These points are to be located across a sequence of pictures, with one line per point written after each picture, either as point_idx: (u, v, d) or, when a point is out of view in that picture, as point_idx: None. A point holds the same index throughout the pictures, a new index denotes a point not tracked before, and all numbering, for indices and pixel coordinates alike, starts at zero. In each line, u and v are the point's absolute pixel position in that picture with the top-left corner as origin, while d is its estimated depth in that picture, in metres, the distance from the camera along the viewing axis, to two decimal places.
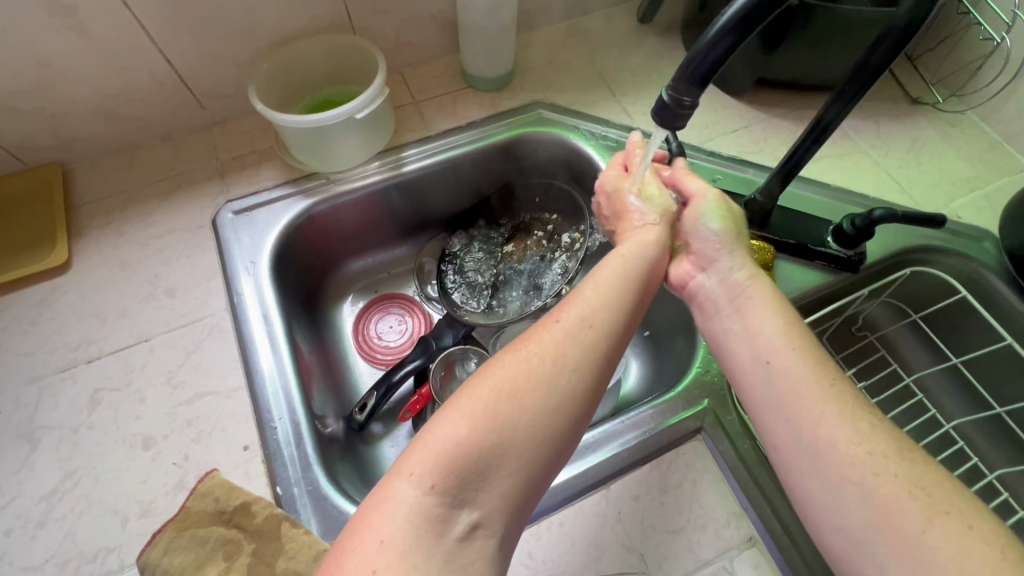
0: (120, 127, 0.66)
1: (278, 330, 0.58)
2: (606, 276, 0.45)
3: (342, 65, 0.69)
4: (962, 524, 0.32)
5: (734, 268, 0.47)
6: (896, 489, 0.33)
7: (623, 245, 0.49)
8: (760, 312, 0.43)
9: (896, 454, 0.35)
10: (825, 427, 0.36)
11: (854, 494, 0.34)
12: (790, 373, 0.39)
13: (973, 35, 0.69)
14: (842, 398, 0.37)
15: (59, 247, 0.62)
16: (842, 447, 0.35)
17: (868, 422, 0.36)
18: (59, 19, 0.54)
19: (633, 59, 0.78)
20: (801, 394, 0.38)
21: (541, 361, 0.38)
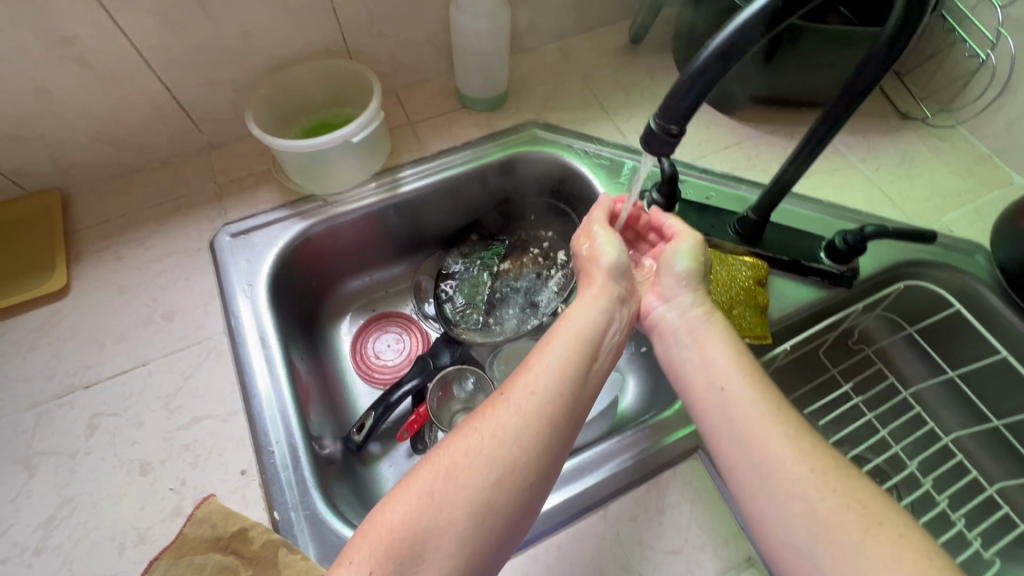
0: (119, 152, 0.67)
1: (275, 353, 0.58)
2: (555, 342, 0.46)
3: (338, 88, 0.70)
4: (895, 533, 0.34)
5: (693, 304, 0.51)
6: (836, 503, 0.36)
7: (581, 305, 0.50)
8: (715, 344, 0.47)
9: (834, 470, 0.37)
10: (772, 445, 0.39)
11: (799, 510, 0.36)
12: (738, 399, 0.42)
13: (958, 52, 0.70)
14: (788, 418, 0.41)
15: (58, 272, 0.62)
16: (785, 465, 0.38)
17: (809, 440, 0.39)
18: (60, 50, 0.55)
19: (626, 78, 0.79)
20: (749, 415, 0.41)
21: (482, 437, 0.40)
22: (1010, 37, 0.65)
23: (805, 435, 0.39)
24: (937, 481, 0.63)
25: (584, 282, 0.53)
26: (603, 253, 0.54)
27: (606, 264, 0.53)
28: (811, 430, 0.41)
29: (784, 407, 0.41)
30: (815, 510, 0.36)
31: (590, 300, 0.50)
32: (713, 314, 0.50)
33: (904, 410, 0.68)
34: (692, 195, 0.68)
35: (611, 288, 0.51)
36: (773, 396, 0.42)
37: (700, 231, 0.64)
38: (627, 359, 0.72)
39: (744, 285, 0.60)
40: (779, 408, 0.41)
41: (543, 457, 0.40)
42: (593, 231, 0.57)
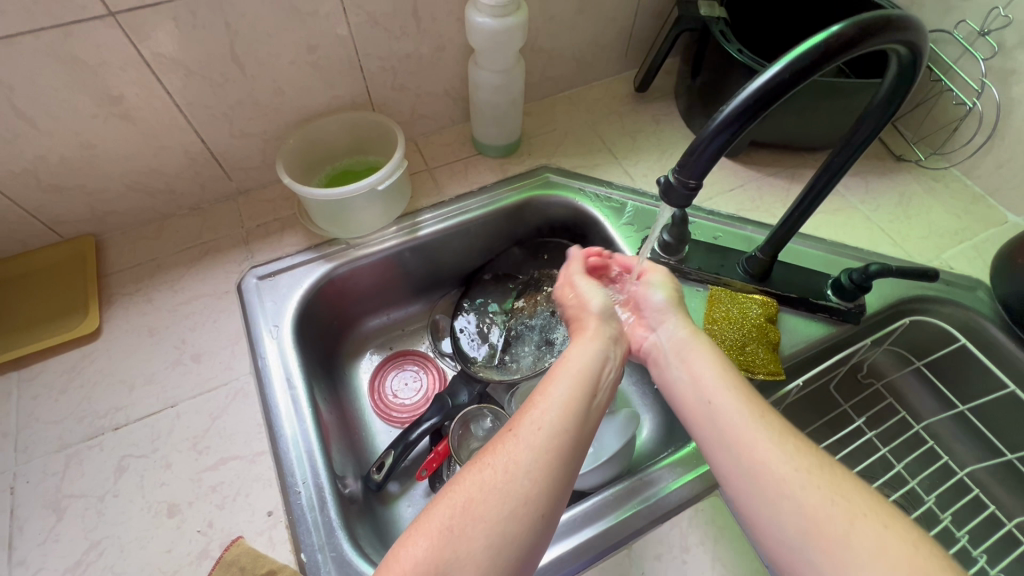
0: (151, 199, 0.70)
1: (300, 393, 0.60)
2: (557, 380, 0.48)
3: (361, 138, 0.74)
4: (880, 524, 0.35)
5: (675, 325, 0.54)
6: (821, 499, 0.37)
7: (578, 345, 0.52)
8: (700, 361, 0.50)
9: (817, 468, 0.39)
10: (759, 448, 0.41)
11: (787, 508, 0.38)
12: (724, 407, 0.45)
13: (946, 100, 0.74)
14: (776, 424, 0.42)
15: (90, 316, 0.64)
16: (771, 468, 0.39)
17: (793, 443, 0.41)
18: (107, 107, 0.59)
19: (632, 124, 0.84)
20: (736, 423, 0.43)
21: (496, 471, 0.41)
22: (994, 87, 0.69)
23: (790, 437, 0.41)
24: (955, 516, 0.63)
25: (573, 328, 0.56)
26: (589, 301, 0.57)
27: (594, 309, 0.57)
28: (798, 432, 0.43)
29: (769, 416, 0.43)
30: (799, 505, 0.37)
31: (583, 342, 0.53)
32: (697, 334, 0.53)
33: (916, 443, 0.69)
34: (701, 236, 0.71)
35: (602, 330, 0.54)
36: (758, 406, 0.44)
37: (710, 271, 0.66)
38: (642, 396, 0.74)
39: (755, 321, 0.62)
40: (765, 416, 0.43)
41: (553, 488, 0.41)
42: (575, 281, 0.61)
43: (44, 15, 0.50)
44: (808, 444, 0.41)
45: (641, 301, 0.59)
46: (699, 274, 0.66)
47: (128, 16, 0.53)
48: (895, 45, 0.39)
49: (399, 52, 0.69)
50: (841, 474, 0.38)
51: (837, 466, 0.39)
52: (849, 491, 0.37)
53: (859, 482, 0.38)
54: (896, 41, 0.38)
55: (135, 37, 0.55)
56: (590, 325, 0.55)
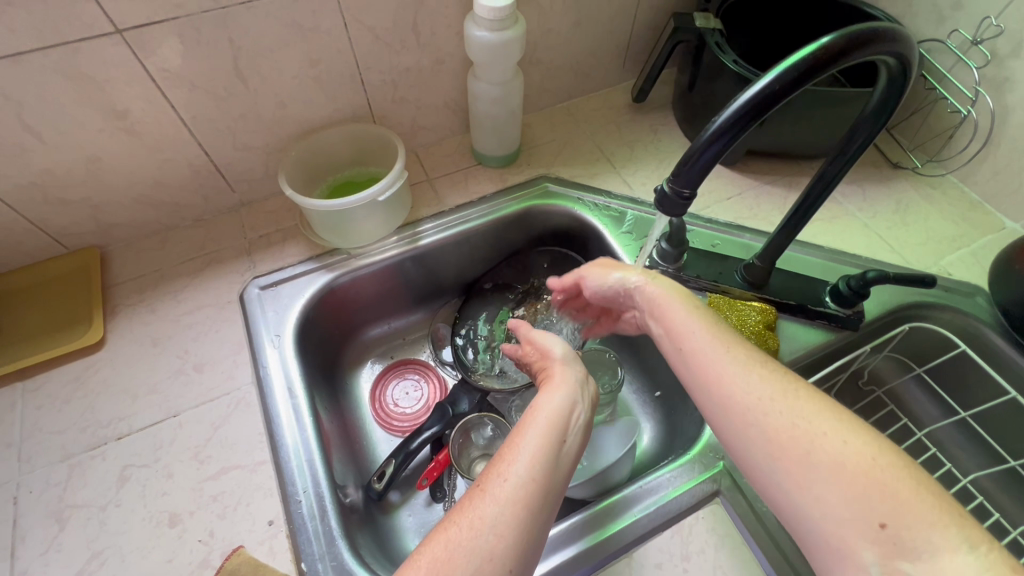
0: (156, 211, 0.71)
1: (301, 401, 0.60)
2: (529, 423, 0.42)
3: (362, 149, 0.75)
4: (840, 441, 0.35)
5: (642, 281, 0.51)
6: (782, 423, 0.37)
7: (550, 391, 0.45)
8: (670, 311, 0.47)
9: (780, 395, 0.38)
10: (724, 380, 0.40)
11: (753, 435, 0.37)
12: (689, 340, 0.44)
13: (941, 108, 0.75)
14: (743, 354, 0.42)
15: (94, 327, 0.65)
16: (738, 399, 0.39)
17: (758, 373, 0.40)
18: (113, 122, 0.60)
19: (630, 134, 0.84)
20: (704, 359, 0.42)
21: (460, 538, 0.35)
22: (987, 95, 0.70)
23: (755, 367, 0.40)
24: None
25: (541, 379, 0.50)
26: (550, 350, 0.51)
27: (557, 356, 0.50)
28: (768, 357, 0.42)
29: (735, 347, 0.42)
30: (763, 431, 0.37)
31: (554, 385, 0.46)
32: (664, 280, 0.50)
33: (917, 451, 0.69)
34: (699, 244, 0.72)
35: (576, 373, 0.48)
36: (724, 340, 0.43)
37: (708, 279, 0.67)
38: (642, 404, 0.74)
39: (754, 328, 0.62)
40: (732, 350, 0.42)
41: (524, 541, 0.36)
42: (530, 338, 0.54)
43: (53, 33, 0.51)
44: (775, 369, 0.40)
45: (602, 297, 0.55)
46: (698, 282, 0.67)
47: (134, 32, 0.54)
48: (884, 57, 0.39)
49: (399, 65, 0.70)
50: (805, 396, 0.38)
51: (806, 389, 0.38)
52: (811, 413, 0.36)
53: (826, 402, 0.38)
54: (885, 53, 0.39)
55: (141, 53, 0.56)
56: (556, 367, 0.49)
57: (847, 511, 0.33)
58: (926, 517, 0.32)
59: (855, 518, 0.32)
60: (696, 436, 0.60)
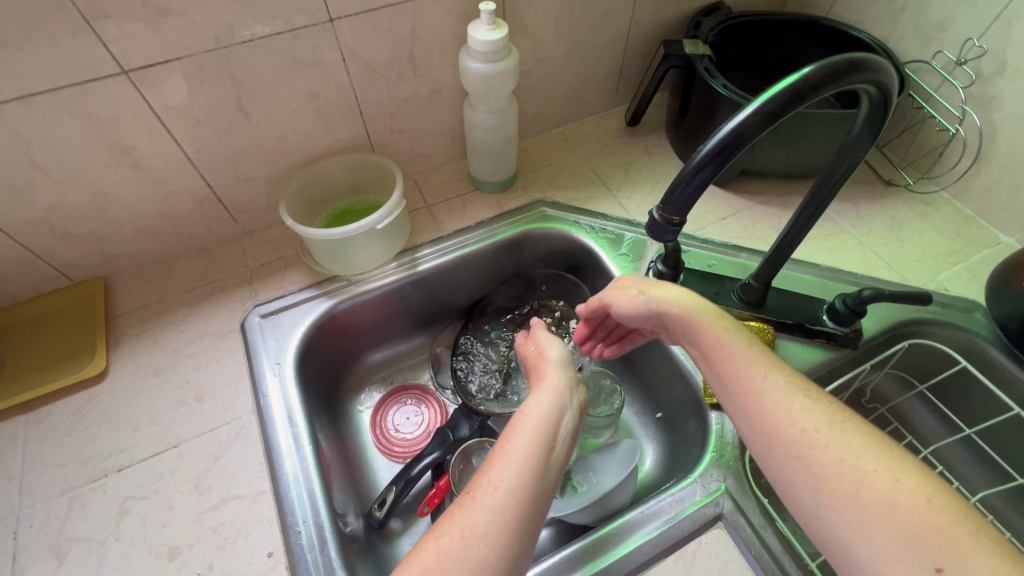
0: (159, 242, 0.73)
1: (301, 430, 0.61)
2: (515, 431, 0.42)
3: (362, 179, 0.77)
4: (890, 479, 0.34)
5: (667, 297, 0.51)
6: (829, 457, 0.36)
7: (539, 394, 0.46)
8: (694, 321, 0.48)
9: (826, 427, 0.37)
10: (765, 409, 0.40)
11: (801, 466, 0.36)
12: (733, 365, 0.43)
13: (930, 126, 0.76)
14: (782, 381, 0.41)
15: (98, 357, 0.66)
16: (782, 426, 0.38)
17: (799, 403, 0.39)
18: (120, 157, 0.62)
19: (625, 157, 0.86)
20: (744, 379, 0.42)
21: (452, 540, 0.34)
22: (974, 114, 0.71)
23: (796, 395, 0.39)
24: None
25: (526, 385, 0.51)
26: (550, 349, 0.53)
27: (553, 356, 0.52)
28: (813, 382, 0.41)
29: (773, 367, 0.42)
30: (810, 464, 0.36)
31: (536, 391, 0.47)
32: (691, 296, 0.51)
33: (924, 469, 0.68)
34: (696, 264, 0.72)
35: (561, 376, 0.49)
36: (759, 365, 0.42)
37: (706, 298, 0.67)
38: (642, 426, 0.73)
39: None
40: (768, 377, 0.41)
41: (515, 552, 0.35)
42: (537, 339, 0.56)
43: (62, 75, 0.53)
44: (819, 397, 0.39)
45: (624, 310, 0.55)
46: None
47: (140, 72, 0.56)
48: (866, 84, 0.40)
49: (397, 97, 0.72)
50: (852, 428, 0.37)
51: (850, 420, 0.37)
52: (859, 448, 0.35)
53: (870, 436, 0.36)
54: (866, 81, 0.40)
55: (147, 92, 0.58)
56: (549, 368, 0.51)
57: (900, 554, 0.32)
58: (985, 563, 0.30)
59: (911, 564, 0.31)
60: (697, 458, 0.59)
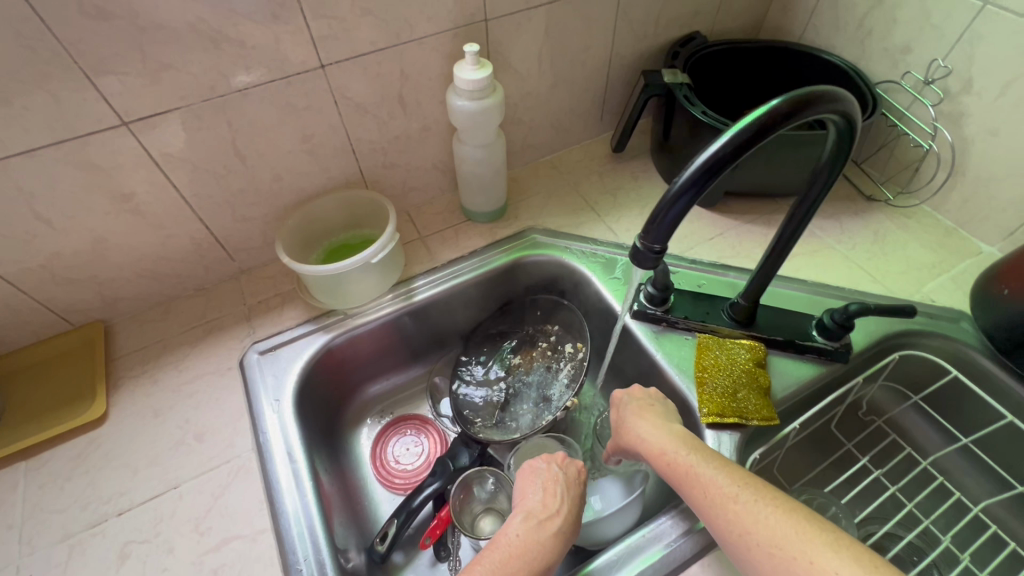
0: (158, 283, 0.74)
1: (301, 466, 0.61)
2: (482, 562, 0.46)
3: (356, 214, 0.79)
4: (807, 561, 0.40)
5: (651, 429, 0.55)
6: (762, 553, 0.42)
7: (529, 541, 0.48)
8: (657, 431, 0.54)
9: (755, 527, 0.43)
10: (710, 513, 0.46)
11: (751, 565, 0.43)
12: (682, 469, 0.50)
13: (904, 143, 0.79)
14: (723, 479, 0.47)
15: (98, 401, 0.66)
16: (726, 534, 0.45)
17: (731, 509, 0.45)
18: (120, 205, 0.64)
19: (612, 183, 0.88)
20: (693, 487, 0.48)
21: None
22: (946, 130, 0.74)
23: (728, 501, 0.45)
24: (974, 557, 0.63)
25: (521, 506, 0.52)
26: (556, 493, 0.52)
27: (559, 508, 0.51)
28: (751, 476, 0.48)
29: (717, 472, 0.48)
30: (754, 563, 0.43)
31: (527, 527, 0.49)
32: (668, 424, 0.56)
33: (925, 481, 0.69)
34: (686, 285, 0.73)
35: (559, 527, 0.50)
36: (699, 480, 0.48)
37: (696, 319, 0.68)
38: None
39: (744, 366, 0.64)
40: (709, 492, 0.47)
41: None
42: (562, 474, 0.54)
43: (64, 130, 0.55)
44: (753, 490, 0.46)
45: (626, 426, 0.58)
46: (686, 322, 0.68)
47: (139, 123, 0.58)
48: (829, 114, 0.42)
49: (388, 134, 0.74)
50: (778, 517, 0.43)
51: (777, 508, 0.43)
52: (783, 538, 0.41)
53: (796, 521, 0.42)
54: (829, 111, 0.42)
55: (145, 141, 0.60)
56: (547, 512, 0.51)
57: None
58: None
59: None
60: None
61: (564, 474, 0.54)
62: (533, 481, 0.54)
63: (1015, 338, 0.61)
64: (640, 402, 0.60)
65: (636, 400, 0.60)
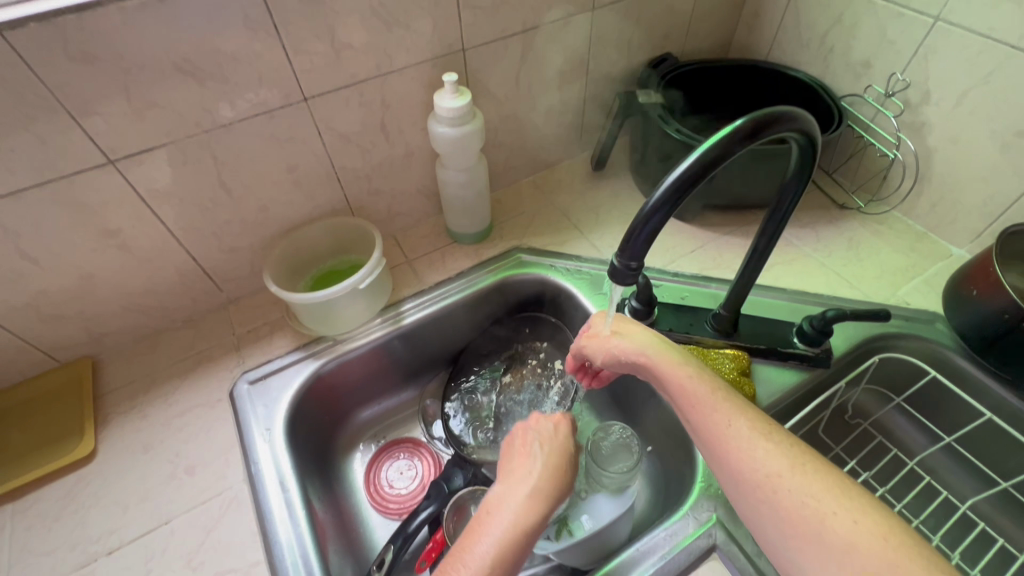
0: (146, 317, 0.74)
1: (294, 495, 0.61)
2: (474, 540, 0.44)
3: (343, 240, 0.80)
4: (849, 519, 0.36)
5: (651, 352, 0.53)
6: (792, 501, 0.38)
7: (507, 504, 0.46)
8: (671, 361, 0.51)
9: (788, 470, 0.39)
10: (732, 454, 0.42)
11: (766, 508, 0.39)
12: (701, 404, 0.46)
13: (871, 153, 0.82)
14: (747, 426, 0.43)
15: (86, 438, 0.66)
16: (742, 472, 0.41)
17: (763, 448, 0.41)
18: (106, 241, 0.64)
19: (594, 201, 0.90)
20: (713, 423, 0.44)
21: None
22: (909, 139, 0.78)
23: (759, 440, 0.42)
24: (966, 554, 0.63)
25: (502, 477, 0.50)
26: (532, 451, 0.51)
27: (537, 466, 0.49)
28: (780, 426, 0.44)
29: (743, 416, 0.44)
30: (773, 507, 0.39)
31: (510, 492, 0.48)
32: (688, 359, 0.51)
33: (913, 481, 0.69)
34: (669, 297, 0.75)
35: (537, 481, 0.48)
36: (724, 414, 0.44)
37: (681, 330, 0.69)
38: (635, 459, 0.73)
39: (729, 376, 0.65)
40: (731, 433, 0.43)
41: None
42: (536, 434, 0.53)
43: (50, 170, 0.56)
44: (781, 439, 0.42)
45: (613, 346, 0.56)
46: (671, 334, 0.69)
47: (124, 160, 0.59)
48: (790, 132, 0.44)
49: (372, 162, 0.76)
50: (813, 471, 0.39)
51: (811, 463, 0.40)
52: (819, 491, 0.38)
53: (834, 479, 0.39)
54: (790, 130, 0.44)
55: (132, 178, 0.61)
56: (524, 471, 0.49)
57: None
58: None
59: None
60: (687, 490, 0.60)
61: (538, 433, 0.52)
62: (512, 447, 0.53)
63: (986, 337, 0.63)
64: (636, 326, 0.57)
65: (626, 322, 0.58)
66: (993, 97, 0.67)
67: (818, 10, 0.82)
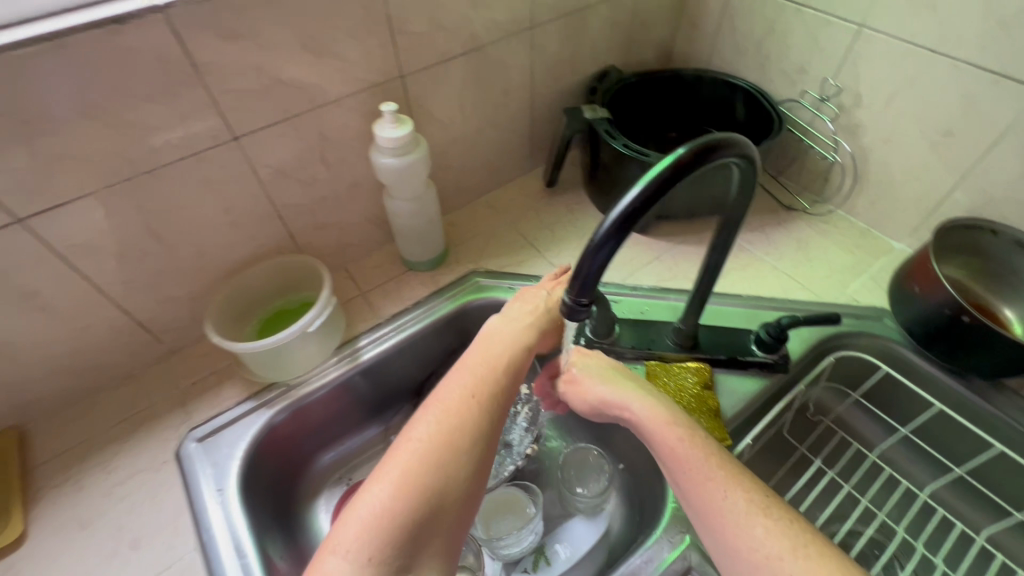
0: (77, 378, 0.68)
1: (252, 559, 0.57)
2: (470, 364, 0.53)
3: (291, 279, 0.76)
4: None
5: (633, 401, 0.52)
6: None
7: (510, 328, 0.57)
8: (661, 412, 0.50)
9: (790, 553, 0.39)
10: (730, 533, 0.41)
11: None
12: (694, 472, 0.45)
13: (812, 156, 0.85)
14: (742, 501, 0.42)
15: (14, 520, 0.60)
16: (741, 554, 0.40)
17: (762, 526, 0.41)
18: (23, 304, 0.59)
19: (549, 218, 0.89)
20: (708, 495, 0.43)
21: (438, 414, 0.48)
22: (845, 142, 0.81)
23: (757, 516, 0.41)
24: (929, 542, 0.65)
25: (505, 316, 0.59)
26: (538, 301, 0.60)
27: (542, 308, 0.59)
28: (773, 495, 0.43)
29: (739, 488, 0.43)
30: None
31: (507, 330, 0.57)
32: (673, 411, 0.50)
33: (876, 473, 0.71)
34: (629, 312, 0.75)
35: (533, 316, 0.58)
36: (718, 484, 0.43)
37: (642, 346, 0.69)
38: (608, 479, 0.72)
39: (692, 391, 0.65)
40: (725, 510, 0.42)
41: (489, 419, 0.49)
42: (544, 288, 0.61)
43: None
44: (775, 515, 0.41)
45: (590, 390, 0.55)
46: (633, 352, 0.69)
47: (35, 218, 0.54)
48: (729, 156, 0.44)
49: (315, 196, 0.73)
50: (815, 555, 0.39)
51: (813, 545, 0.39)
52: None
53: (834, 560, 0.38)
54: (728, 154, 0.43)
55: (45, 236, 0.56)
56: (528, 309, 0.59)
57: None
58: None
59: None
60: (660, 512, 0.60)
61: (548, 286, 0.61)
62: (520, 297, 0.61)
63: (929, 331, 0.65)
64: (619, 369, 0.57)
65: (600, 361, 0.58)
66: (919, 100, 0.70)
67: (751, 19, 0.84)
